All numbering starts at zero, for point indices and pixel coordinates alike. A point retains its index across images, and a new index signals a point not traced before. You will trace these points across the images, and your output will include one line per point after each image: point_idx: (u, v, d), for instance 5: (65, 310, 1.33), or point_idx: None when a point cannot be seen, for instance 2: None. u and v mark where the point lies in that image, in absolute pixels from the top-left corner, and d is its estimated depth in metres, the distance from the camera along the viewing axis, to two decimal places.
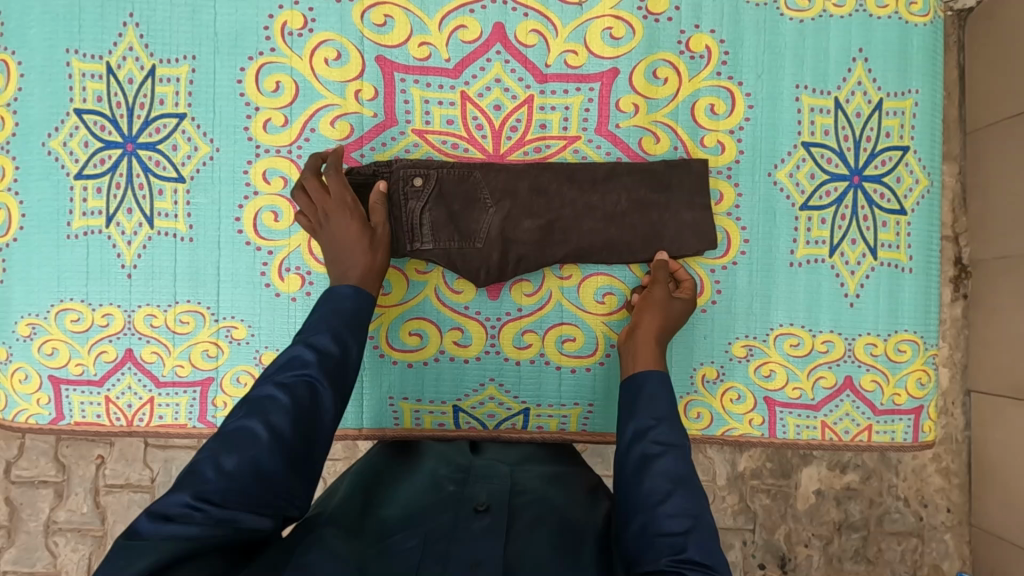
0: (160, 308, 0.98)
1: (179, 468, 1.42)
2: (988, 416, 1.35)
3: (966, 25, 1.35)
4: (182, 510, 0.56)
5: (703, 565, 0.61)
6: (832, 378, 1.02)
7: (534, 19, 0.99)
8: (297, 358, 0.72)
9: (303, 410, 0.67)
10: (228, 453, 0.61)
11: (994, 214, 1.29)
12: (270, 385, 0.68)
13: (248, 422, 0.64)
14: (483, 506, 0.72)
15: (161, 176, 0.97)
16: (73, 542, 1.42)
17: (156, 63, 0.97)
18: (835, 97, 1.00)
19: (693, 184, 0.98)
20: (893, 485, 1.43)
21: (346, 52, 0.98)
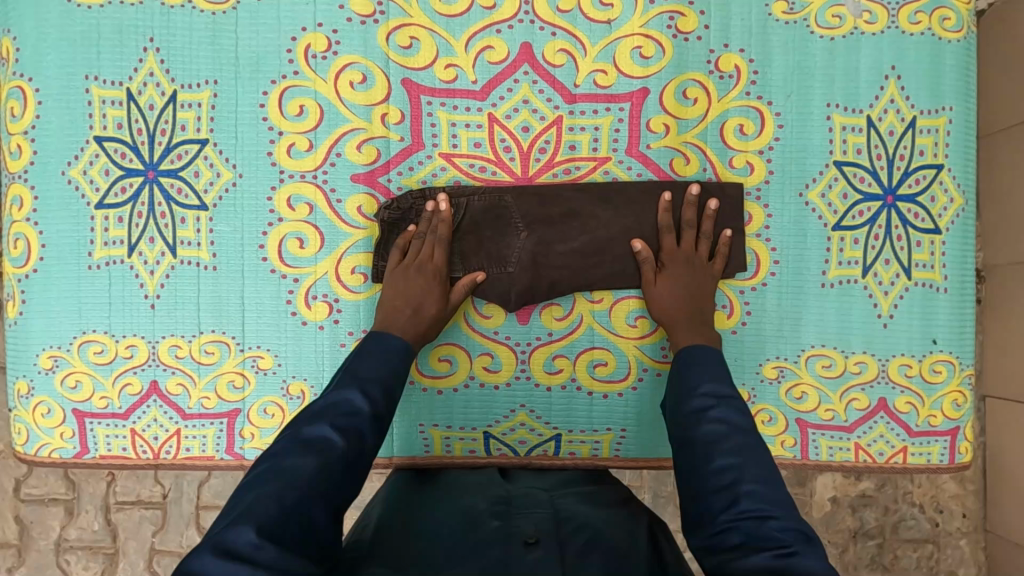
0: (184, 338, 0.96)
1: (190, 484, 1.40)
2: (1003, 423, 1.34)
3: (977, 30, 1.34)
4: (246, 548, 0.57)
5: (759, 511, 0.63)
6: (865, 401, 1.00)
7: (562, 38, 0.97)
8: (348, 403, 0.73)
9: (353, 454, 0.69)
10: (287, 492, 0.62)
11: (1008, 221, 1.29)
12: (325, 426, 0.70)
13: (304, 461, 0.66)
14: (531, 539, 0.70)
15: (183, 205, 0.95)
16: (85, 560, 1.41)
17: (177, 89, 0.95)
18: (867, 116, 0.99)
19: (728, 210, 0.98)
20: (909, 491, 1.42)
21: (371, 75, 0.96)
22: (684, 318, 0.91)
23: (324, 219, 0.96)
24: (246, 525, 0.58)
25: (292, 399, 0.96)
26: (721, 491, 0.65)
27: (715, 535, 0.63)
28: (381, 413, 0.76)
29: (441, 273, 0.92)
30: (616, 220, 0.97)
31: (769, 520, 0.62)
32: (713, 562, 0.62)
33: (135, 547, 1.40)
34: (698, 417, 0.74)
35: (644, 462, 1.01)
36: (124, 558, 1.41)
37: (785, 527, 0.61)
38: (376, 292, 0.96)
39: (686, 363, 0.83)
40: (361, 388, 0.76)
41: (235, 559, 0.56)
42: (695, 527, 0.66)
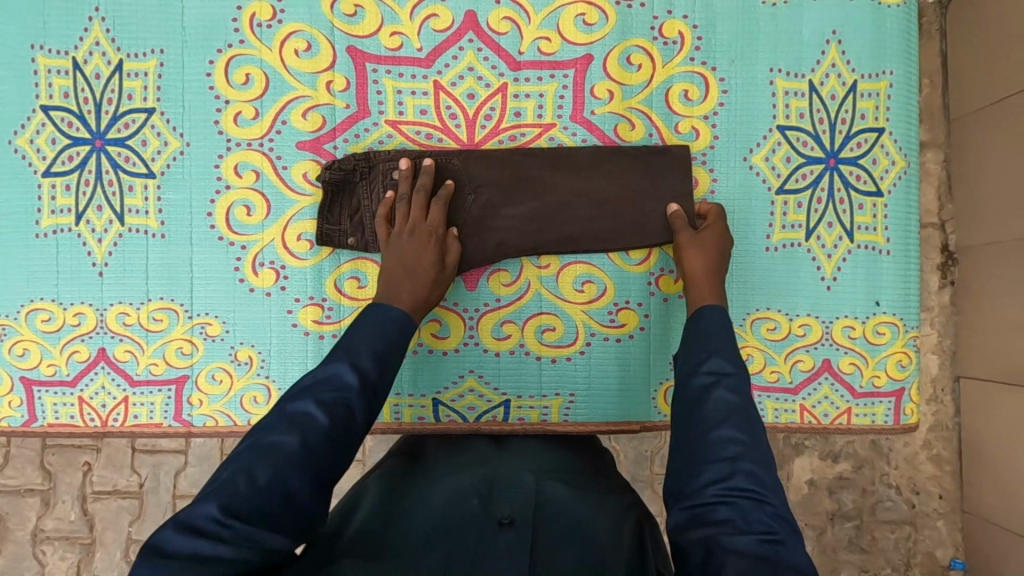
0: (132, 306, 0.96)
1: (167, 473, 1.41)
2: (978, 402, 1.33)
3: (947, 13, 1.35)
4: (209, 524, 0.57)
5: (754, 492, 0.63)
6: (810, 361, 1.01)
7: (506, 6, 0.98)
8: (337, 379, 0.70)
9: (337, 429, 0.67)
10: (261, 467, 0.62)
11: (982, 200, 1.29)
12: (307, 402, 0.68)
13: (278, 439, 0.64)
14: (507, 519, 0.69)
15: (130, 172, 0.96)
16: (61, 550, 1.40)
17: (124, 58, 0.96)
18: (809, 81, 0.99)
19: (676, 171, 0.97)
20: (885, 473, 1.43)
21: (316, 43, 0.96)
22: (713, 281, 0.89)
23: (270, 186, 0.97)
24: (211, 501, 0.59)
25: (240, 364, 0.97)
26: (720, 462, 0.65)
27: (702, 507, 0.63)
28: (373, 385, 0.73)
29: (438, 235, 0.91)
30: (561, 183, 0.97)
31: (762, 504, 0.62)
32: (697, 535, 0.61)
33: (113, 536, 1.40)
34: (699, 398, 0.73)
35: (594, 427, 1.01)
36: (100, 548, 1.41)
37: (775, 515, 0.62)
38: (323, 259, 0.97)
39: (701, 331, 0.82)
40: (350, 359, 0.73)
41: (200, 535, 0.57)
42: (680, 501, 0.65)
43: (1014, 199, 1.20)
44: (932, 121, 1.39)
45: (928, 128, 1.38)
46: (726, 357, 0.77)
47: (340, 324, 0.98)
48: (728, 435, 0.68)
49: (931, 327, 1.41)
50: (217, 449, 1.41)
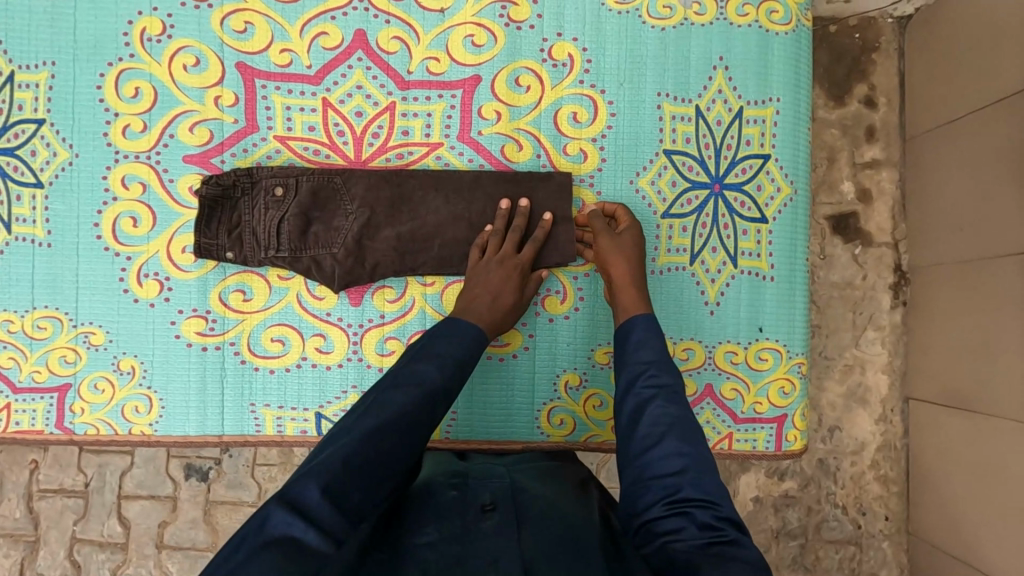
0: (17, 313, 0.97)
1: (113, 473, 1.39)
2: (926, 424, 1.32)
3: (906, 33, 1.35)
4: (312, 504, 0.61)
5: (702, 501, 0.71)
6: (693, 386, 1.01)
7: (396, 26, 0.99)
8: (419, 375, 0.77)
9: (413, 421, 0.72)
10: (355, 455, 0.66)
11: (932, 222, 1.29)
12: (400, 397, 0.74)
13: (374, 429, 0.69)
14: (489, 505, 0.77)
15: (19, 182, 0.97)
16: (5, 548, 1.39)
17: (15, 70, 0.97)
18: (696, 105, 1.00)
19: (556, 196, 0.99)
20: (831, 492, 1.40)
21: (205, 59, 0.98)
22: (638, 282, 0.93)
23: (156, 199, 0.98)
24: (316, 483, 0.63)
25: (122, 374, 0.98)
26: (668, 477, 0.74)
27: (654, 520, 0.72)
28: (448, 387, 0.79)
29: (522, 268, 0.95)
30: (443, 204, 0.98)
31: (711, 509, 0.71)
32: (656, 543, 0.70)
33: (57, 535, 1.39)
34: (641, 413, 0.80)
35: (475, 445, 1.01)
36: (45, 546, 1.39)
37: (724, 517, 0.70)
38: (208, 271, 0.98)
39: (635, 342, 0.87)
40: (437, 362, 0.80)
41: (301, 513, 0.61)
42: (636, 518, 0.74)
43: (964, 218, 1.20)
44: (888, 139, 1.37)
45: (883, 146, 1.36)
46: (660, 368, 0.84)
47: (225, 336, 0.99)
48: (672, 448, 0.76)
49: (882, 347, 1.38)
50: (164, 452, 1.40)
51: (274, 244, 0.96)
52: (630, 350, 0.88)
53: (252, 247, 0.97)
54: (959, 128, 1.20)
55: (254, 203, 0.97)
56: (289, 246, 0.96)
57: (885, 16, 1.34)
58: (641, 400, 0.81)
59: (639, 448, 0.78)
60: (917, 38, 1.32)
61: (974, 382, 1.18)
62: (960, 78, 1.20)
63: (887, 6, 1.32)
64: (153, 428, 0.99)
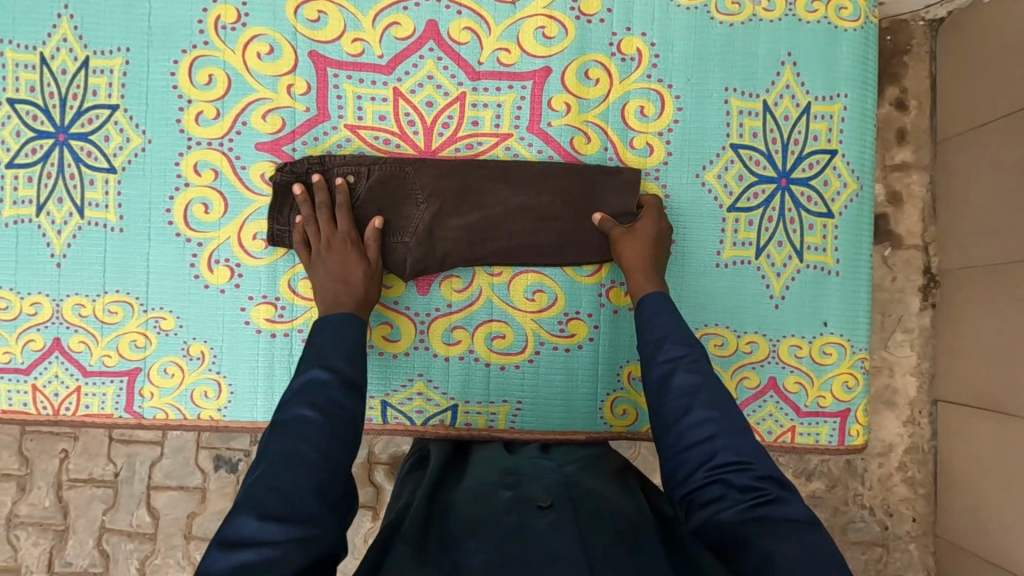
0: (88, 297, 0.98)
1: (142, 464, 1.39)
2: (955, 426, 1.32)
3: (937, 36, 1.33)
4: (253, 533, 0.61)
5: (737, 463, 0.69)
6: (756, 379, 1.01)
7: (467, 17, 1.00)
8: (314, 380, 0.76)
9: (332, 424, 0.72)
10: (283, 471, 0.66)
11: (959, 228, 1.30)
12: (302, 406, 0.72)
13: (291, 444, 0.68)
14: (545, 503, 0.76)
15: (92, 167, 0.98)
16: (34, 536, 1.38)
17: (90, 55, 0.98)
18: (763, 101, 1.01)
19: (623, 188, 0.99)
20: (859, 494, 1.39)
21: (278, 47, 0.98)
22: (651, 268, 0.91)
23: (228, 185, 0.98)
24: (247, 514, 0.62)
25: (191, 359, 0.99)
26: (699, 446, 0.72)
27: (694, 491, 0.70)
28: (351, 377, 0.78)
29: (351, 240, 0.94)
30: (512, 195, 0.99)
31: (748, 470, 0.69)
32: (700, 516, 0.68)
33: (84, 525, 1.38)
34: (662, 387, 0.77)
35: (539, 434, 1.01)
36: (72, 536, 1.39)
37: (764, 476, 0.69)
38: (278, 258, 0.99)
39: (645, 320, 0.85)
40: (324, 361, 0.78)
41: (245, 543, 0.60)
42: (676, 490, 0.72)
43: (995, 222, 1.20)
44: (919, 143, 1.37)
45: (913, 149, 1.36)
46: (675, 341, 0.81)
47: (293, 323, 1.00)
48: (699, 415, 0.73)
49: (910, 349, 1.38)
50: (192, 442, 1.39)
51: None
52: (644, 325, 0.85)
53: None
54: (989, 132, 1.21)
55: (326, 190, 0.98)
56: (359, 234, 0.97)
57: (914, 19, 1.33)
58: (662, 375, 0.78)
59: (667, 422, 0.76)
60: (948, 41, 1.31)
61: (1005, 385, 1.18)
62: (992, 83, 1.20)
63: (921, 10, 1.31)
64: (221, 414, 0.99)
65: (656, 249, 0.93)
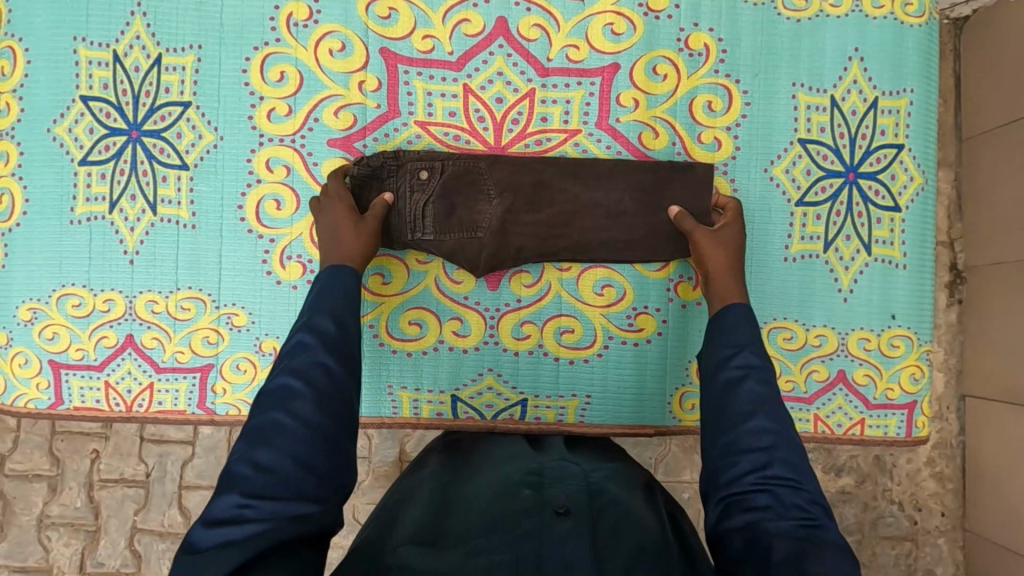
0: (160, 294, 0.98)
1: (173, 463, 1.27)
2: (982, 421, 1.24)
3: (962, 36, 1.25)
4: (235, 510, 0.57)
5: (791, 480, 0.63)
6: (824, 372, 1.02)
7: (536, 14, 1.00)
8: (300, 344, 0.72)
9: (320, 392, 0.67)
10: (266, 447, 0.61)
11: (992, 221, 1.20)
12: (285, 375, 0.68)
13: (270, 417, 0.64)
14: (563, 508, 0.67)
15: (164, 164, 0.98)
16: (66, 537, 1.27)
17: (162, 52, 0.98)
18: (831, 96, 1.02)
19: (698, 185, 0.98)
20: (887, 488, 1.31)
21: (350, 44, 0.99)
22: (736, 275, 0.89)
23: (300, 181, 0.99)
24: (228, 493, 0.58)
25: (264, 355, 0.99)
26: (756, 451, 0.66)
27: (739, 495, 0.63)
28: (335, 339, 0.73)
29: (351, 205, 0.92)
30: (584, 191, 0.99)
31: (799, 490, 0.63)
32: (739, 522, 0.61)
33: (118, 525, 1.27)
34: (729, 392, 0.72)
35: (609, 428, 1.02)
36: (104, 536, 1.27)
37: (814, 501, 0.62)
38: None
39: (726, 326, 0.80)
40: (310, 325, 0.74)
41: (227, 522, 0.56)
42: (715, 492, 0.66)
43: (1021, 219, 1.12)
44: (942, 141, 1.29)
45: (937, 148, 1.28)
46: (754, 351, 0.76)
47: (364, 319, 1.01)
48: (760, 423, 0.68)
49: (935, 345, 1.30)
50: (224, 441, 1.28)
51: (419, 226, 0.97)
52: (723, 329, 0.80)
53: (396, 228, 0.97)
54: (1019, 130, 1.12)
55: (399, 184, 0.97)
56: (434, 229, 0.97)
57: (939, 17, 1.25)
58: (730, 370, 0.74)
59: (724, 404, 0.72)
60: (973, 42, 1.23)
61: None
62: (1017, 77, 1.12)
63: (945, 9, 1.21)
64: None
65: (738, 257, 0.91)
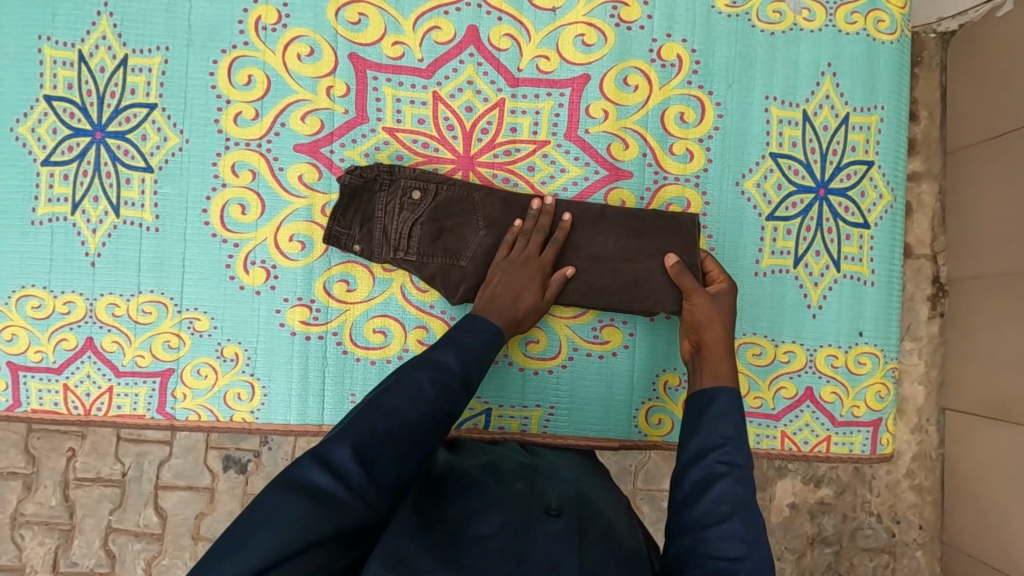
0: (122, 297, 0.97)
1: (150, 463, 1.26)
2: (963, 434, 1.23)
3: (949, 48, 1.26)
4: (344, 463, 0.60)
5: None
6: (792, 389, 1.02)
7: (508, 23, 1.00)
8: (447, 359, 0.74)
9: (445, 407, 0.69)
10: (382, 424, 0.64)
11: (974, 233, 1.20)
12: (420, 376, 0.70)
13: (396, 403, 0.67)
14: (554, 509, 0.67)
15: (128, 166, 0.97)
16: (40, 535, 1.25)
17: (129, 53, 0.97)
18: (803, 110, 1.02)
19: (687, 238, 0.95)
20: (866, 500, 1.31)
21: (319, 49, 0.98)
22: (726, 350, 0.84)
23: (266, 186, 0.98)
24: (345, 443, 0.61)
25: (225, 361, 0.98)
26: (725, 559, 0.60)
27: None
28: (472, 376, 0.75)
29: (544, 270, 0.92)
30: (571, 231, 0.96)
31: None
32: None
33: (94, 525, 1.25)
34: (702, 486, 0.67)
35: (572, 441, 1.01)
36: (79, 535, 1.26)
37: None
38: (313, 260, 0.98)
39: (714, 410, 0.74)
40: (456, 351, 0.76)
41: (333, 471, 0.59)
42: None
43: (1008, 232, 1.11)
44: (924, 152, 1.28)
45: (920, 159, 1.28)
46: (739, 447, 0.70)
47: (327, 326, 0.99)
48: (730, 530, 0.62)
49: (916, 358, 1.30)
50: (203, 442, 1.27)
51: (402, 247, 0.95)
52: (707, 416, 0.74)
53: (378, 248, 0.96)
54: (1012, 142, 1.09)
55: (388, 203, 0.96)
56: (417, 250, 0.95)
57: (926, 30, 1.26)
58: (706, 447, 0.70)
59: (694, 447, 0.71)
60: (961, 55, 1.23)
61: (1009, 392, 1.09)
62: (1001, 90, 1.12)
63: (932, 22, 1.24)
64: (254, 416, 0.99)
65: (728, 325, 0.88)
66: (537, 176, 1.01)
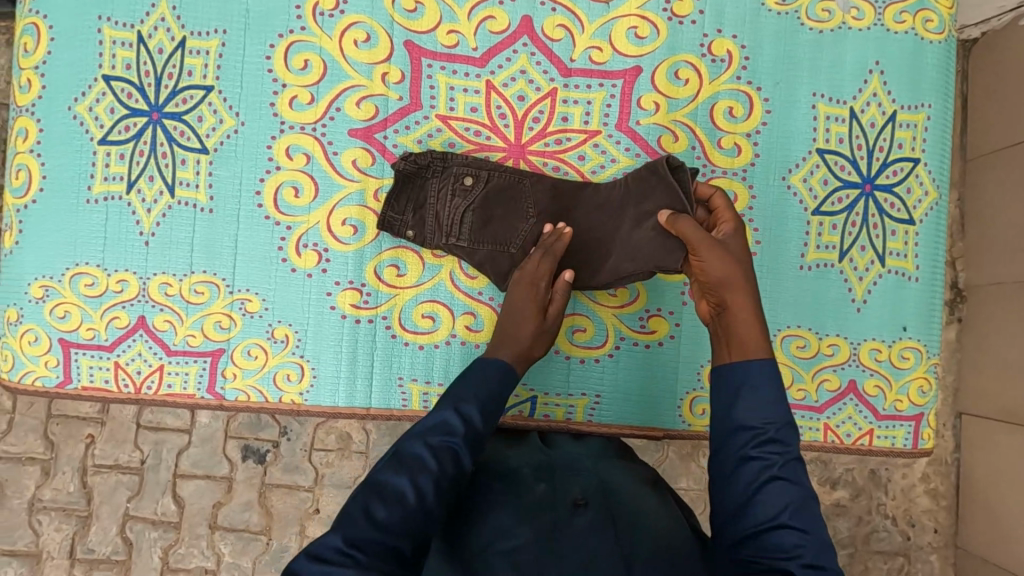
0: (175, 276, 0.98)
1: (169, 451, 1.26)
2: (979, 439, 1.24)
3: (971, 56, 1.27)
4: (338, 555, 0.56)
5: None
6: (836, 382, 1.03)
7: (562, 14, 1.01)
8: (444, 424, 0.69)
9: (447, 477, 0.65)
10: (378, 505, 0.60)
11: (992, 238, 1.22)
12: (417, 445, 0.66)
13: (392, 480, 0.63)
14: (580, 501, 0.70)
15: (184, 147, 0.98)
16: (58, 522, 1.25)
17: (187, 35, 0.98)
18: (851, 107, 1.03)
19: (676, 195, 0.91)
20: (881, 503, 1.30)
21: (375, 35, 0.99)
22: (746, 299, 0.75)
23: (320, 170, 0.99)
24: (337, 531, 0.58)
25: (276, 342, 0.99)
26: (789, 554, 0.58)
27: None
28: (478, 432, 0.71)
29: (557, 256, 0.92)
30: (592, 218, 0.98)
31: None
32: None
33: (111, 513, 1.25)
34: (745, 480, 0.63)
35: (618, 430, 1.02)
36: (96, 522, 1.26)
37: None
38: (366, 244, 0.99)
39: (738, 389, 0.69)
40: (456, 405, 0.72)
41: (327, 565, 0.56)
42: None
43: None
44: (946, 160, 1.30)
45: None
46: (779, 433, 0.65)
47: (377, 310, 1.00)
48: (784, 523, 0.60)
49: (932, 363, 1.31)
50: (221, 431, 1.27)
51: (454, 233, 0.97)
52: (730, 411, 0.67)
53: (429, 235, 0.98)
54: None
55: (440, 190, 0.98)
56: (469, 236, 0.97)
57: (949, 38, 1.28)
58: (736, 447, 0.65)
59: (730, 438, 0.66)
60: (982, 65, 1.25)
61: None
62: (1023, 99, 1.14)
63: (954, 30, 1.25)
64: (303, 397, 0.99)
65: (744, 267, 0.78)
66: (587, 165, 1.02)
